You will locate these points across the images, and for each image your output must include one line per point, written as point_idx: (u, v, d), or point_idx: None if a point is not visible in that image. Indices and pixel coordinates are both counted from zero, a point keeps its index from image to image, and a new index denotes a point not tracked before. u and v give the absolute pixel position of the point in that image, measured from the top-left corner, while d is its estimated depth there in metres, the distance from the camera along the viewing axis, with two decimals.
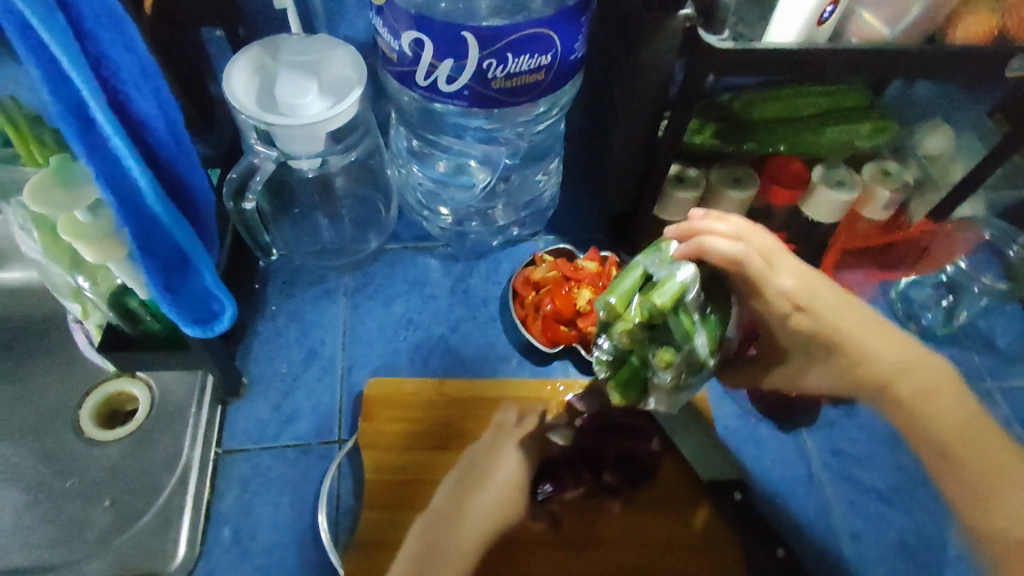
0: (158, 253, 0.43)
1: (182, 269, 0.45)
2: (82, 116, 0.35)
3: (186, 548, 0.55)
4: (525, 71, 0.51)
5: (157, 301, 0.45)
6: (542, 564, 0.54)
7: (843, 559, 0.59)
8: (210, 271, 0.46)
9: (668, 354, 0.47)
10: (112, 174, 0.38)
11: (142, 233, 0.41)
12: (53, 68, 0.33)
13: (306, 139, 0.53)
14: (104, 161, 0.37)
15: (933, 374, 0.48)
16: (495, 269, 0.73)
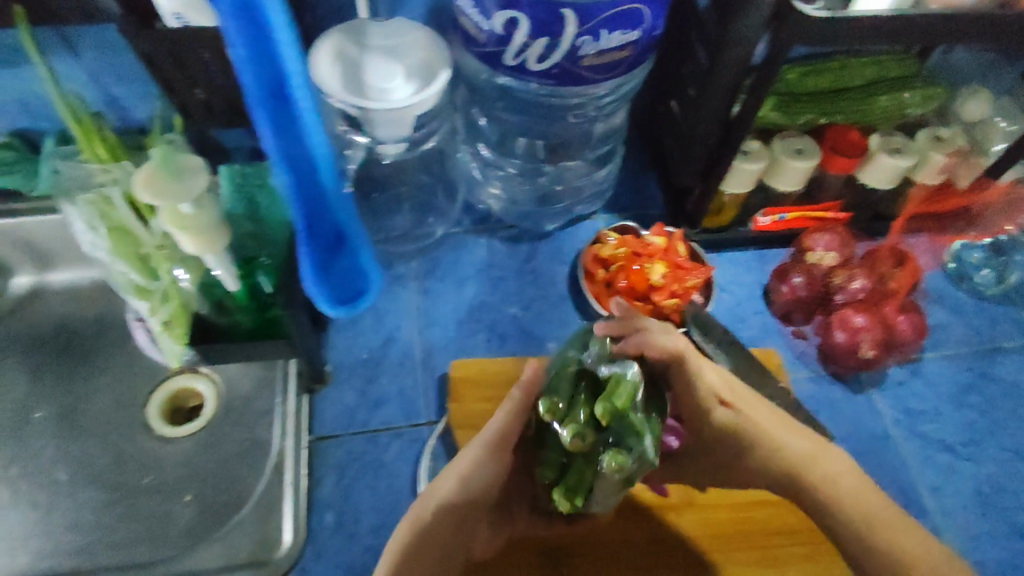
0: (319, 230, 0.43)
1: (336, 245, 0.45)
2: (279, 94, 0.34)
3: (292, 535, 0.56)
4: (615, 48, 0.51)
5: (310, 277, 0.45)
6: (643, 526, 0.57)
7: (923, 510, 0.62)
8: (364, 249, 0.46)
9: (619, 461, 0.36)
10: (297, 154, 0.37)
11: (311, 212, 0.41)
12: (263, 47, 0.32)
13: (391, 122, 0.53)
14: (290, 141, 0.36)
15: (837, 463, 0.48)
16: (559, 248, 0.74)
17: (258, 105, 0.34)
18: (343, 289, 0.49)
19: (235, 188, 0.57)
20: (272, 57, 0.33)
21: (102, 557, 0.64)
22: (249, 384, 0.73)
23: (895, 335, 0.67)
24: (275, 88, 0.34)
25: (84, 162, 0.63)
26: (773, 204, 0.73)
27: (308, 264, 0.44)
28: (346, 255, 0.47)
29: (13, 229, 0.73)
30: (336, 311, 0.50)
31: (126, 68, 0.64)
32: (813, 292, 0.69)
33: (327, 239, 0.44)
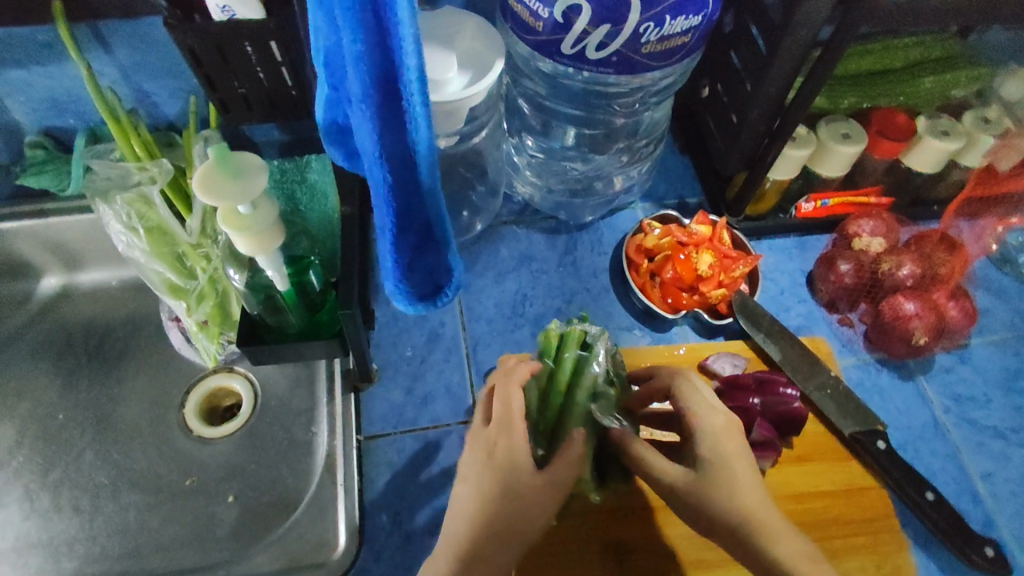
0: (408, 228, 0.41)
1: (424, 245, 0.44)
2: (389, 90, 0.33)
3: (346, 536, 0.56)
4: (677, 34, 0.50)
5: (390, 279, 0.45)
6: None
7: (978, 496, 0.61)
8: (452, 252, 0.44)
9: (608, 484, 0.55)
10: (397, 150, 0.36)
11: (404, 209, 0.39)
12: (380, 40, 0.31)
13: (448, 116, 0.52)
14: (392, 137, 0.35)
15: (795, 545, 0.43)
16: (599, 239, 0.73)
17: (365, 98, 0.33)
18: (424, 286, 0.47)
19: (275, 183, 0.64)
20: (388, 50, 0.32)
21: (150, 561, 0.64)
22: (286, 383, 0.73)
23: (946, 323, 0.66)
24: (385, 83, 0.33)
25: (120, 161, 0.63)
26: (816, 189, 0.72)
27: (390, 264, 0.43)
28: (434, 255, 0.45)
29: (42, 229, 0.71)
30: (413, 308, 0.48)
31: (159, 63, 0.63)
32: (861, 278, 0.68)
33: (416, 238, 0.43)
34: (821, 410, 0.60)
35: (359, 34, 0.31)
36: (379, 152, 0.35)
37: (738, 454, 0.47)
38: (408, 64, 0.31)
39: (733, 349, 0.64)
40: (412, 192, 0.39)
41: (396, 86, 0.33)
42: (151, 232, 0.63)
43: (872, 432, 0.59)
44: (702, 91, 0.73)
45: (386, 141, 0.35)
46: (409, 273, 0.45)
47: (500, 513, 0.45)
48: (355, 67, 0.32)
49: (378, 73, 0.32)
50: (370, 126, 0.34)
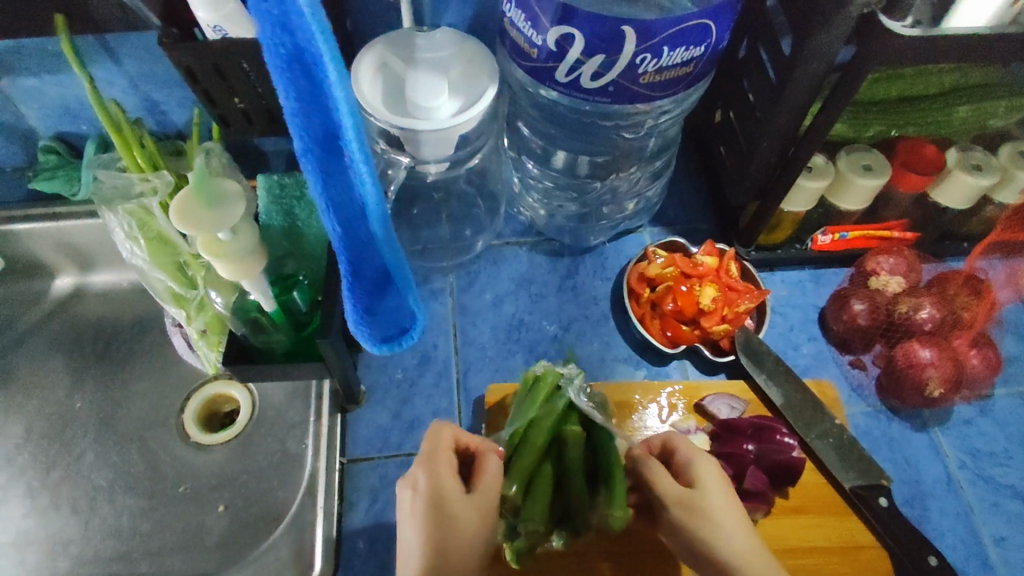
0: (365, 272, 0.42)
1: (382, 286, 0.45)
2: (330, 146, 0.33)
3: (322, 561, 0.56)
4: (677, 64, 0.48)
5: (354, 317, 0.46)
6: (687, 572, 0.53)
7: (988, 560, 0.57)
8: (409, 291, 0.45)
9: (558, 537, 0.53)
10: (344, 201, 0.36)
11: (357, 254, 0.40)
12: (316, 101, 0.31)
13: (438, 145, 0.51)
14: (338, 188, 0.35)
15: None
16: (602, 264, 0.71)
17: (304, 158, 0.33)
18: (387, 326, 0.49)
19: (273, 198, 0.60)
20: (324, 110, 0.32)
21: (140, 565, 0.63)
22: (283, 394, 0.69)
23: (964, 373, 0.62)
24: (326, 139, 0.33)
25: (125, 171, 0.62)
26: (834, 222, 0.68)
27: (351, 305, 0.44)
28: (392, 294, 0.46)
29: (54, 232, 0.72)
30: (379, 349, 0.51)
31: (167, 74, 0.62)
32: (877, 320, 0.64)
33: (373, 281, 0.43)
34: (821, 460, 0.58)
35: (295, 96, 0.31)
36: (327, 205, 0.36)
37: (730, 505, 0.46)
38: (344, 123, 0.31)
39: (731, 391, 0.61)
40: (363, 238, 0.39)
41: (336, 143, 0.33)
42: (152, 242, 0.62)
43: (874, 487, 0.56)
44: (716, 115, 0.70)
45: (333, 194, 0.35)
46: (370, 315, 0.47)
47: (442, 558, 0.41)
48: (293, 127, 0.32)
49: (316, 133, 0.32)
50: (314, 182, 0.35)
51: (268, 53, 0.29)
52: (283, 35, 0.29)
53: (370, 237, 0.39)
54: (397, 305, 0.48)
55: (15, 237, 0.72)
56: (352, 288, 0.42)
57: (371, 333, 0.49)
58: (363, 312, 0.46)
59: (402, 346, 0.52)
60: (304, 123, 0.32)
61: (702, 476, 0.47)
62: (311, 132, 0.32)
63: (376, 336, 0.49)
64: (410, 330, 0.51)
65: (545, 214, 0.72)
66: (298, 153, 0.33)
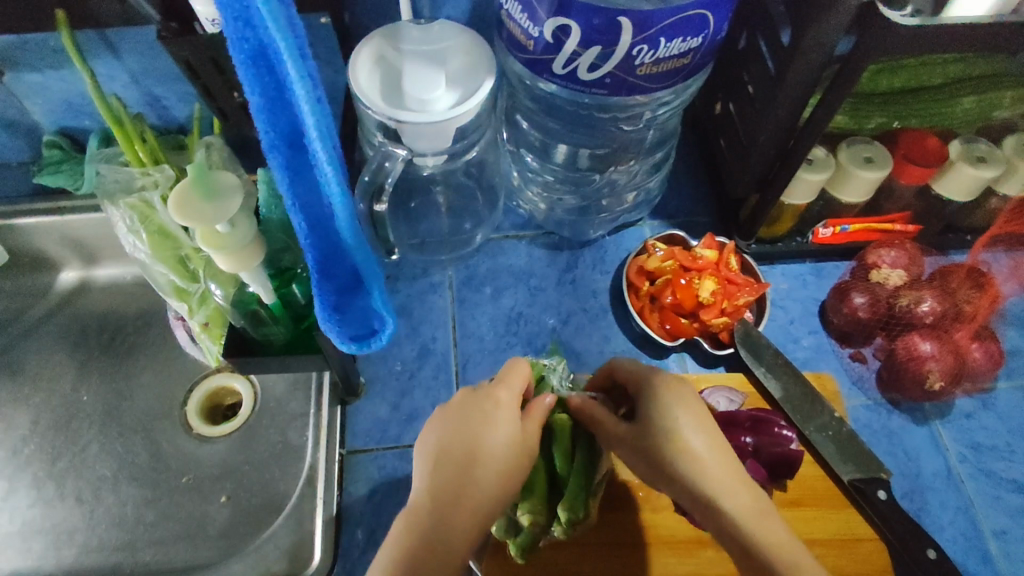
0: (333, 272, 0.42)
1: (352, 287, 0.45)
2: (296, 143, 0.33)
3: (322, 551, 0.57)
4: (674, 56, 0.48)
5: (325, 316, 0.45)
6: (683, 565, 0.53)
7: (988, 554, 0.57)
8: (379, 292, 0.45)
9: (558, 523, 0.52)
10: (311, 200, 0.36)
11: (325, 253, 0.40)
12: (280, 97, 0.31)
13: (435, 137, 0.51)
14: (305, 186, 0.35)
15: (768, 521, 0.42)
16: (601, 257, 0.71)
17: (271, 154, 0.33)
18: (359, 326, 0.49)
19: (273, 192, 0.59)
20: (288, 106, 0.32)
21: (144, 554, 0.63)
22: (284, 385, 0.70)
23: (965, 366, 0.62)
24: (292, 136, 0.33)
25: (126, 166, 0.63)
26: (834, 215, 0.68)
27: (320, 305, 0.44)
28: (363, 294, 0.46)
29: (59, 226, 0.73)
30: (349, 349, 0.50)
31: (167, 69, 0.63)
32: (877, 313, 0.64)
33: (344, 280, 0.43)
34: (820, 452, 0.57)
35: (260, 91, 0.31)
36: (294, 202, 0.36)
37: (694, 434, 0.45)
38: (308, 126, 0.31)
39: (731, 383, 0.61)
40: (331, 238, 0.39)
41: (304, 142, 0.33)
42: (153, 236, 0.62)
43: (873, 481, 0.55)
44: (715, 107, 0.70)
45: (300, 190, 0.35)
46: (341, 316, 0.46)
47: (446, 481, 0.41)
48: (259, 122, 0.32)
49: (282, 129, 0.33)
50: (281, 178, 0.35)
51: (231, 48, 0.29)
52: (248, 30, 0.29)
53: (339, 238, 0.39)
54: (368, 306, 0.48)
55: (21, 233, 0.72)
56: (320, 286, 0.42)
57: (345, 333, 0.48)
58: (333, 313, 0.45)
59: (371, 346, 0.51)
60: (270, 119, 0.32)
61: (670, 407, 0.46)
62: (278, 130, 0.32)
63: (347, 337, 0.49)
64: (380, 332, 0.51)
65: (544, 208, 0.73)
66: (265, 148, 0.33)
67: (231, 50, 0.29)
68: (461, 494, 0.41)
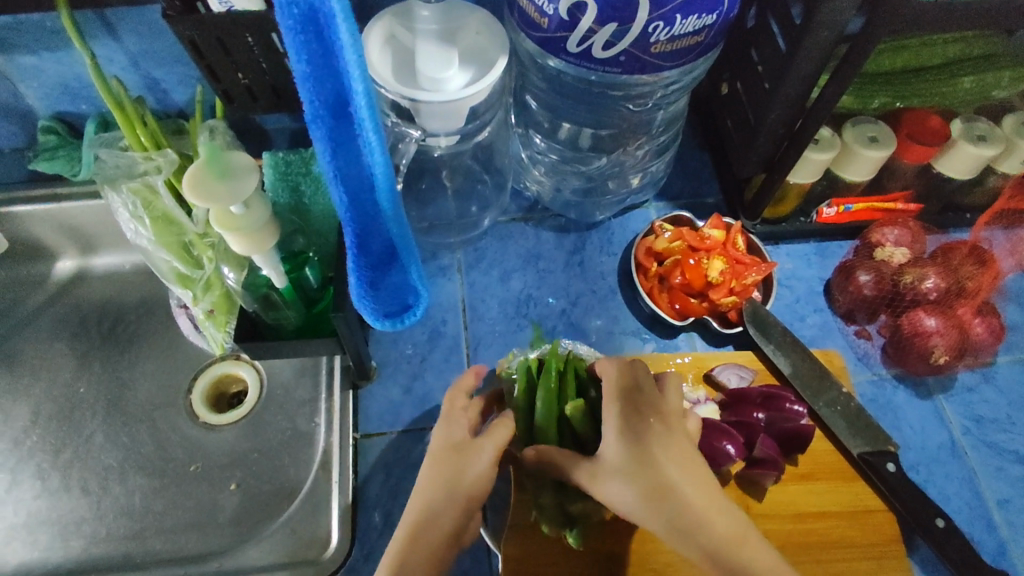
0: (371, 246, 0.42)
1: (387, 261, 0.45)
2: (342, 113, 0.34)
3: (340, 535, 0.58)
4: (689, 33, 0.48)
5: (360, 291, 0.46)
6: None
7: (992, 523, 0.59)
8: (414, 269, 0.45)
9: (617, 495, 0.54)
10: (351, 172, 0.36)
11: (365, 229, 0.40)
12: (327, 66, 0.32)
13: (450, 115, 0.50)
14: (347, 158, 0.35)
15: (729, 524, 0.38)
16: (608, 239, 0.71)
17: (313, 123, 0.33)
18: (391, 302, 0.50)
19: (279, 176, 0.59)
20: (334, 73, 0.32)
21: (153, 543, 0.62)
22: (291, 371, 0.69)
23: (968, 340, 0.63)
24: (337, 106, 0.33)
25: (128, 150, 0.62)
26: (838, 194, 0.69)
27: (355, 281, 0.45)
28: (397, 270, 0.47)
29: (56, 213, 0.71)
30: (382, 325, 0.51)
31: (168, 50, 0.61)
32: (882, 290, 0.65)
33: (378, 255, 0.44)
34: (830, 428, 0.58)
35: (306, 58, 0.31)
36: (335, 175, 0.36)
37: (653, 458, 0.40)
38: (355, 89, 0.31)
39: (740, 361, 0.62)
40: (370, 213, 0.39)
41: (348, 110, 0.33)
42: (157, 221, 0.60)
43: (881, 453, 0.57)
44: (721, 88, 0.70)
45: (341, 163, 0.35)
46: (375, 290, 0.47)
47: (418, 522, 0.42)
48: (304, 91, 0.32)
49: (327, 97, 0.33)
50: (323, 149, 0.35)
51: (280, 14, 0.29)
52: None
53: (376, 212, 0.39)
54: (401, 283, 0.48)
55: (17, 220, 0.71)
56: (357, 261, 0.43)
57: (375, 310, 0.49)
58: (368, 288, 0.46)
59: (404, 322, 0.52)
60: (315, 88, 0.32)
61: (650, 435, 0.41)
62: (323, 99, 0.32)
63: (379, 312, 0.49)
64: (413, 308, 0.52)
65: (549, 189, 0.73)
66: (308, 119, 0.33)
67: (280, 17, 0.30)
68: (430, 527, 0.41)
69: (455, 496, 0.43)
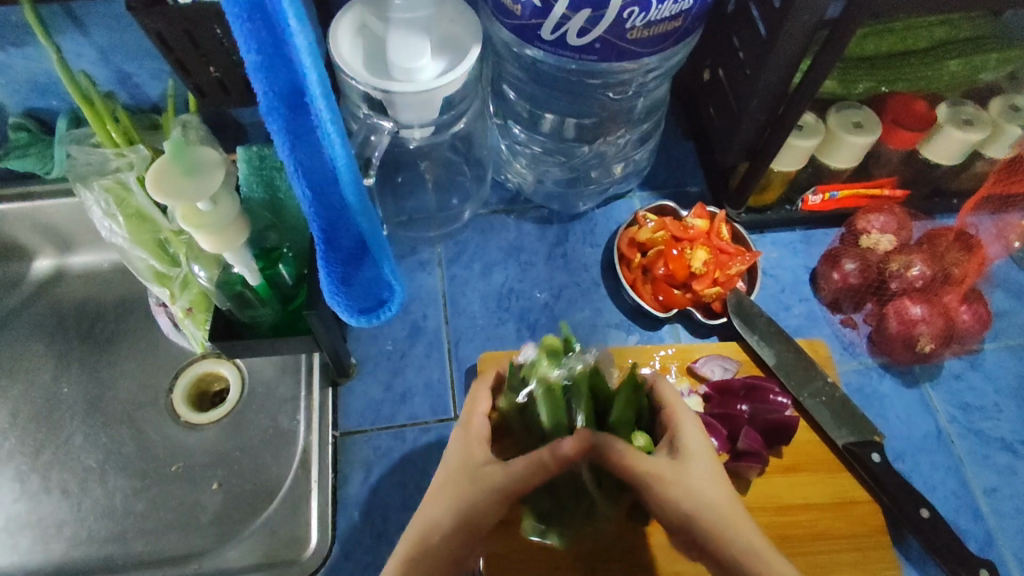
0: (340, 242, 0.41)
1: (359, 257, 0.44)
2: (297, 105, 0.32)
3: (321, 533, 0.57)
4: (665, 18, 0.47)
5: (333, 287, 0.45)
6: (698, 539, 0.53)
7: (978, 511, 0.58)
8: (386, 262, 0.44)
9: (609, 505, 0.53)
10: (313, 165, 0.35)
11: (333, 223, 0.39)
12: (278, 54, 0.30)
13: (423, 106, 0.49)
14: (307, 152, 0.34)
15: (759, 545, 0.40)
16: (591, 230, 0.70)
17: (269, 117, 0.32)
18: (367, 299, 0.49)
19: (253, 170, 0.58)
20: (285, 62, 0.30)
21: (135, 545, 0.62)
22: (272, 369, 0.68)
23: (955, 328, 0.63)
24: (292, 97, 0.32)
25: (99, 147, 0.60)
26: (823, 181, 0.68)
27: (327, 277, 0.43)
28: (370, 265, 0.46)
29: (30, 212, 0.70)
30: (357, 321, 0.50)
31: (138, 44, 0.59)
32: (868, 278, 0.64)
33: (349, 251, 0.43)
34: (814, 418, 0.58)
35: (255, 48, 0.30)
36: (296, 168, 0.35)
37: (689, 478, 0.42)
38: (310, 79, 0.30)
39: (724, 352, 0.61)
40: (337, 206, 0.38)
41: (305, 102, 0.32)
42: (131, 219, 0.60)
43: (867, 444, 0.56)
44: (704, 75, 0.69)
45: (301, 157, 0.34)
46: (348, 287, 0.46)
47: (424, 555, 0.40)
48: (257, 83, 0.31)
49: (281, 88, 0.31)
50: (281, 142, 0.34)
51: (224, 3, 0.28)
52: None
53: (343, 205, 0.38)
54: (376, 277, 0.47)
55: None
56: (327, 258, 0.42)
57: (349, 307, 0.48)
58: (341, 284, 0.45)
59: (380, 317, 0.50)
60: (268, 79, 0.31)
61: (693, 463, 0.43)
62: (277, 91, 0.31)
63: (355, 309, 0.49)
64: (389, 303, 0.50)
65: (531, 181, 0.72)
66: (263, 111, 0.32)
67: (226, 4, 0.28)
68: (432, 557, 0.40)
69: (463, 527, 0.41)
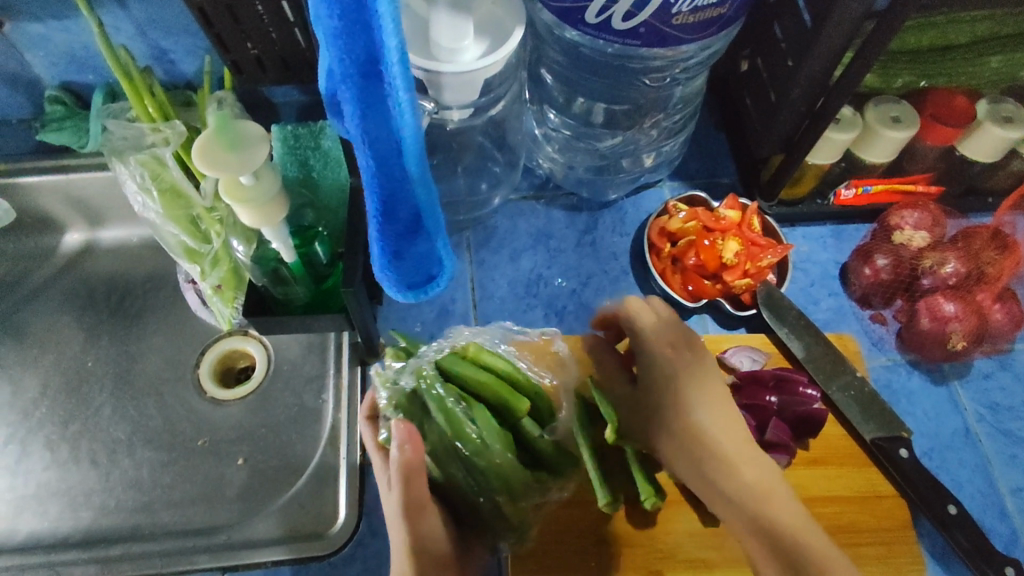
0: (397, 216, 0.42)
1: (414, 232, 0.44)
2: (371, 73, 0.33)
3: (348, 510, 0.58)
4: (711, 4, 0.46)
5: (386, 260, 0.46)
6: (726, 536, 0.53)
7: (1004, 511, 0.58)
8: (440, 240, 0.44)
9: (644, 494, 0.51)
10: (381, 135, 0.36)
11: (392, 197, 0.40)
12: (357, 20, 0.31)
13: (462, 88, 0.49)
14: (375, 122, 0.35)
15: (754, 474, 0.46)
16: (621, 219, 0.70)
17: (345, 82, 0.34)
18: (415, 273, 0.50)
19: (288, 149, 0.59)
20: (366, 30, 0.32)
21: (161, 516, 0.62)
22: (299, 348, 0.69)
23: (987, 326, 0.62)
24: (366, 65, 0.33)
25: (135, 121, 0.60)
26: (857, 175, 0.67)
27: (380, 249, 0.45)
28: (425, 243, 0.46)
29: (63, 185, 0.70)
30: (404, 293, 0.51)
31: (177, 19, 0.59)
32: (899, 274, 0.64)
33: (404, 225, 0.43)
34: (843, 412, 0.58)
35: (337, 13, 0.31)
36: (363, 137, 0.36)
37: (714, 409, 0.49)
38: (388, 46, 0.31)
39: (753, 344, 0.61)
40: (398, 179, 0.39)
41: (379, 69, 0.33)
42: (164, 194, 0.58)
43: (895, 439, 0.56)
44: (741, 65, 0.68)
45: (370, 126, 0.35)
46: (399, 260, 0.47)
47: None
48: (335, 46, 0.32)
49: (358, 55, 0.33)
50: (352, 110, 0.35)
51: None
52: None
53: (405, 177, 0.39)
54: (428, 254, 0.48)
55: (25, 191, 0.70)
56: (382, 230, 0.42)
57: (396, 279, 0.49)
58: (391, 257, 0.46)
59: (427, 293, 0.52)
60: (346, 43, 0.32)
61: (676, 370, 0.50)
62: (353, 58, 0.32)
63: (403, 281, 0.50)
64: (437, 279, 0.51)
65: (559, 167, 0.71)
66: (338, 76, 0.33)
67: None
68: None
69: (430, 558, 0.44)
